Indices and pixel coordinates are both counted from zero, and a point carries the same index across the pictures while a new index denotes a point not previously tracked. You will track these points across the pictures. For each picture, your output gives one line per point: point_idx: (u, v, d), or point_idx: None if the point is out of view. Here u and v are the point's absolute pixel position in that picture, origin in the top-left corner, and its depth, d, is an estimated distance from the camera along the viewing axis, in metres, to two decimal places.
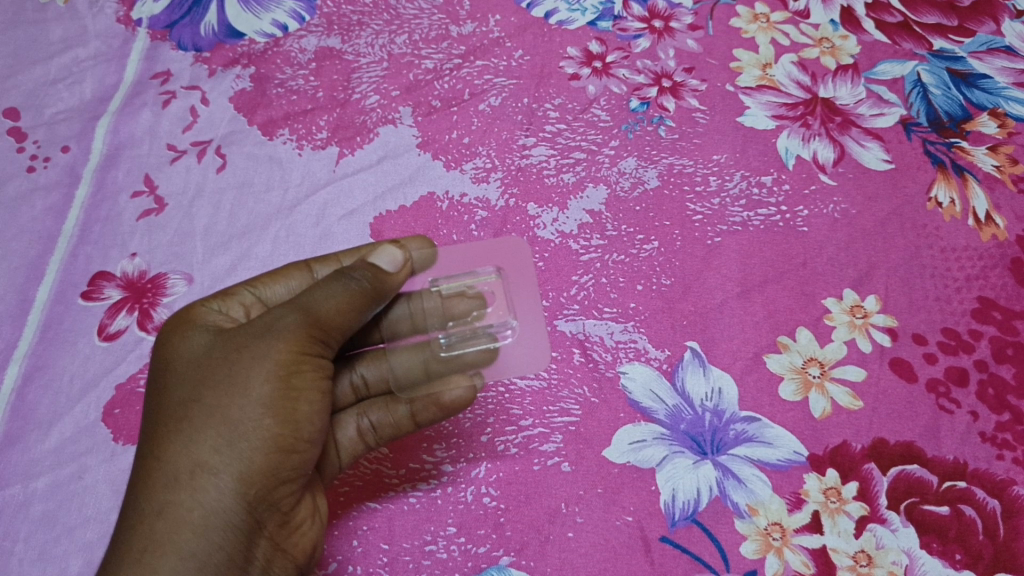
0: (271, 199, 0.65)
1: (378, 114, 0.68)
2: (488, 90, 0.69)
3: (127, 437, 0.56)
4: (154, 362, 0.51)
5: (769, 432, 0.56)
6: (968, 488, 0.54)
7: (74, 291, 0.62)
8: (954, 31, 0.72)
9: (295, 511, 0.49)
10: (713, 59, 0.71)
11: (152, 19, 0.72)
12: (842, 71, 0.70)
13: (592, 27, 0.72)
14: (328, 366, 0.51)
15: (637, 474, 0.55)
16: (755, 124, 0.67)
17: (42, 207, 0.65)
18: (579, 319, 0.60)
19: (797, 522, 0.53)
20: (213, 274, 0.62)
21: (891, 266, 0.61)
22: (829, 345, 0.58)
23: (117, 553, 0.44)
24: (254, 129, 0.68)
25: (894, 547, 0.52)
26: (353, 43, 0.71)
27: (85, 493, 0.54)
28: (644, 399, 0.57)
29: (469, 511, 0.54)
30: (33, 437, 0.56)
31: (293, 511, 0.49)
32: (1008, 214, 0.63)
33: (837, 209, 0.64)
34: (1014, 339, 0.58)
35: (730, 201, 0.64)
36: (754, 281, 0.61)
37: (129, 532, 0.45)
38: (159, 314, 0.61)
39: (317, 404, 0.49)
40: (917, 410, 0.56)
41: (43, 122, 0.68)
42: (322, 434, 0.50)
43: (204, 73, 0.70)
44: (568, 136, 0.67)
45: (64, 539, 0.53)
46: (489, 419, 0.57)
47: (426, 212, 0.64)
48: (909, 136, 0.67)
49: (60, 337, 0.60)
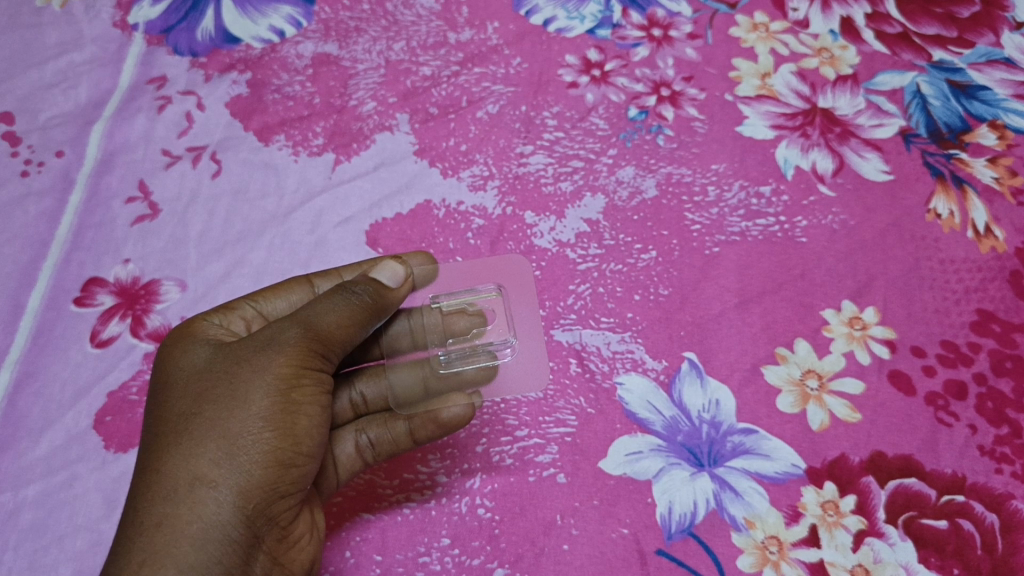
0: (266, 206, 0.64)
1: (375, 121, 0.68)
2: (486, 97, 0.69)
3: (118, 445, 0.55)
4: (154, 375, 0.51)
5: (767, 444, 0.55)
6: (966, 502, 0.53)
7: (68, 297, 0.61)
8: (954, 42, 0.72)
9: (292, 527, 0.48)
10: (713, 68, 0.70)
11: (149, 23, 0.72)
12: (842, 81, 0.70)
13: (591, 35, 0.72)
14: (328, 380, 0.50)
15: (632, 486, 0.54)
16: (755, 134, 0.67)
17: (35, 212, 0.64)
18: (576, 329, 0.59)
19: (795, 535, 0.53)
20: (208, 281, 0.61)
21: (890, 278, 0.61)
22: (828, 357, 0.58)
23: (112, 566, 0.43)
24: (250, 135, 0.67)
25: (892, 562, 0.52)
26: (351, 49, 0.71)
27: (76, 501, 0.54)
28: (641, 410, 0.56)
29: (463, 522, 0.53)
30: (23, 444, 0.55)
31: (290, 525, 0.48)
32: (1006, 226, 0.63)
33: (836, 219, 0.63)
34: (1014, 353, 0.58)
35: (729, 211, 0.63)
36: (753, 292, 0.60)
37: (126, 545, 0.44)
38: (153, 320, 0.60)
39: (317, 418, 0.49)
40: (916, 423, 0.56)
41: (38, 126, 0.67)
42: (321, 449, 0.50)
43: (200, 78, 0.70)
44: (567, 144, 0.67)
45: (55, 548, 0.52)
46: (484, 429, 0.56)
47: (422, 220, 0.64)
48: (908, 147, 0.67)
49: (52, 343, 0.59)
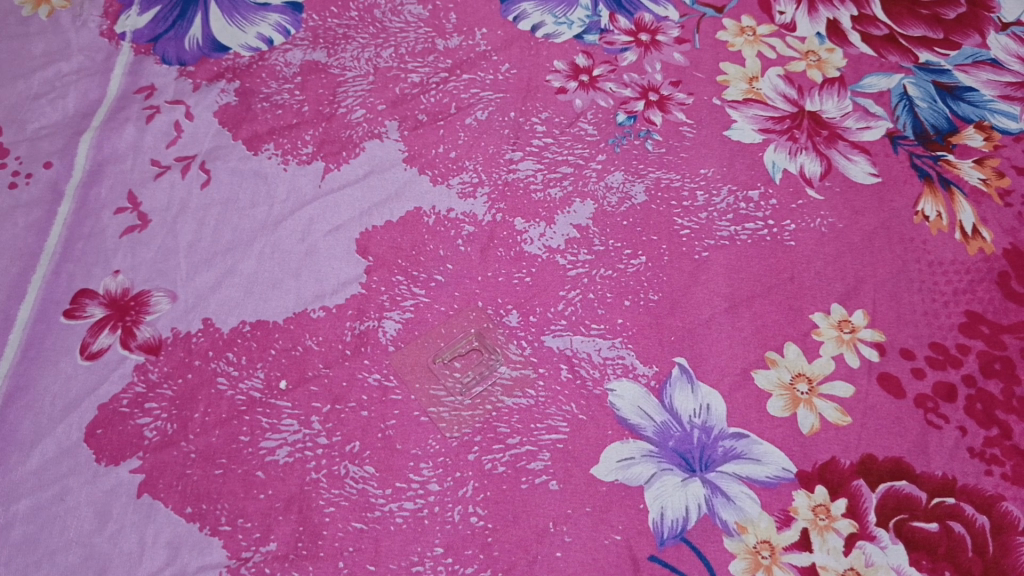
0: (256, 215, 0.64)
1: (364, 129, 0.68)
2: (475, 104, 0.69)
3: (110, 458, 0.55)
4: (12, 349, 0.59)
5: (758, 448, 0.56)
6: (957, 504, 0.54)
7: (57, 309, 0.61)
8: (940, 44, 0.72)
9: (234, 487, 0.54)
10: (701, 72, 0.71)
11: (137, 32, 0.72)
12: (829, 84, 0.70)
13: (579, 40, 0.73)
14: None
15: (625, 492, 0.54)
16: (742, 138, 0.67)
17: (24, 223, 0.64)
18: (566, 335, 0.59)
19: (786, 539, 0.53)
20: (198, 291, 0.61)
21: (879, 280, 0.61)
22: (817, 360, 0.58)
23: (57, 525, 0.53)
24: (239, 144, 0.67)
25: (883, 565, 0.52)
26: (339, 57, 0.71)
27: (67, 515, 0.54)
28: (632, 416, 0.56)
29: (456, 531, 0.53)
30: (14, 458, 0.55)
31: None
32: (994, 228, 0.63)
33: (825, 222, 0.63)
34: (1002, 354, 0.58)
35: (718, 215, 0.64)
36: (742, 296, 0.61)
37: (41, 490, 0.54)
38: (143, 332, 0.60)
39: None
40: (906, 426, 0.56)
41: (25, 137, 0.67)
42: None
43: (188, 87, 0.70)
44: (556, 150, 0.67)
45: (46, 562, 0.52)
46: (477, 437, 0.56)
47: (412, 227, 0.64)
48: (896, 149, 0.67)
49: (41, 357, 0.59)
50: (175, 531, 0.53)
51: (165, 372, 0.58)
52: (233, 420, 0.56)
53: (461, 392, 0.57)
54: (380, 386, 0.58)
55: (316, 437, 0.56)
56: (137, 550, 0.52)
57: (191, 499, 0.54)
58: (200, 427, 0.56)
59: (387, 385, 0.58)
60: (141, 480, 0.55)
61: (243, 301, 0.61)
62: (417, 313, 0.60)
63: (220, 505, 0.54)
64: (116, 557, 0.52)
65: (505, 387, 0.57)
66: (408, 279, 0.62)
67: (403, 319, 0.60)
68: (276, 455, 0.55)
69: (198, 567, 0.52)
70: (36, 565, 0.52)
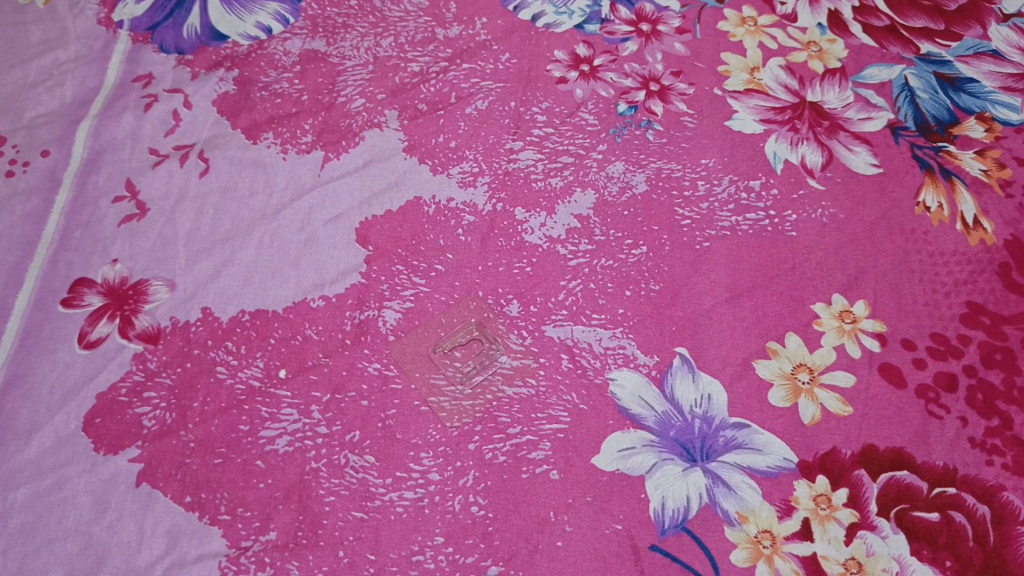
0: (255, 203, 0.64)
1: (364, 118, 0.67)
2: (475, 93, 0.68)
3: (109, 447, 0.55)
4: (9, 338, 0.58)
5: (759, 438, 0.55)
6: (957, 494, 0.54)
7: (55, 298, 0.60)
8: (941, 35, 0.72)
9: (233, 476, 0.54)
10: (701, 62, 0.70)
11: (134, 21, 0.72)
12: (831, 74, 0.70)
13: (580, 30, 0.72)
14: None
15: (625, 482, 0.54)
16: (743, 128, 0.67)
17: (21, 212, 0.63)
18: (567, 325, 0.59)
19: (788, 529, 0.53)
20: (196, 281, 0.61)
21: (880, 271, 0.61)
22: (817, 350, 0.58)
23: (55, 514, 0.53)
24: (238, 133, 0.67)
25: (884, 555, 0.52)
26: (338, 46, 0.71)
27: (66, 504, 0.53)
28: (633, 406, 0.56)
29: (456, 520, 0.53)
30: (11, 448, 0.55)
31: None
32: (995, 219, 0.63)
33: (826, 213, 0.63)
34: (1003, 345, 0.58)
35: (719, 206, 0.63)
36: (743, 286, 0.60)
37: (38, 480, 0.54)
38: (142, 321, 0.59)
39: None
40: (907, 416, 0.56)
41: (22, 126, 0.67)
42: None
43: (186, 76, 0.69)
44: (556, 140, 0.66)
45: (44, 552, 0.52)
46: (477, 426, 0.56)
47: (412, 217, 0.63)
48: (897, 140, 0.67)
49: (39, 346, 0.58)
50: (175, 520, 0.53)
51: (163, 361, 0.58)
52: (232, 410, 0.56)
53: (462, 381, 0.57)
54: (380, 375, 0.57)
55: (316, 427, 0.55)
56: (136, 539, 0.52)
57: (190, 488, 0.54)
58: (199, 417, 0.56)
59: (388, 375, 0.57)
60: (140, 469, 0.54)
61: (242, 291, 0.60)
62: (417, 303, 0.60)
63: (219, 494, 0.54)
64: (114, 546, 0.52)
65: (506, 376, 0.57)
66: (408, 269, 0.61)
67: (404, 309, 0.60)
68: (275, 444, 0.55)
69: (197, 556, 0.52)
70: (33, 554, 0.52)
